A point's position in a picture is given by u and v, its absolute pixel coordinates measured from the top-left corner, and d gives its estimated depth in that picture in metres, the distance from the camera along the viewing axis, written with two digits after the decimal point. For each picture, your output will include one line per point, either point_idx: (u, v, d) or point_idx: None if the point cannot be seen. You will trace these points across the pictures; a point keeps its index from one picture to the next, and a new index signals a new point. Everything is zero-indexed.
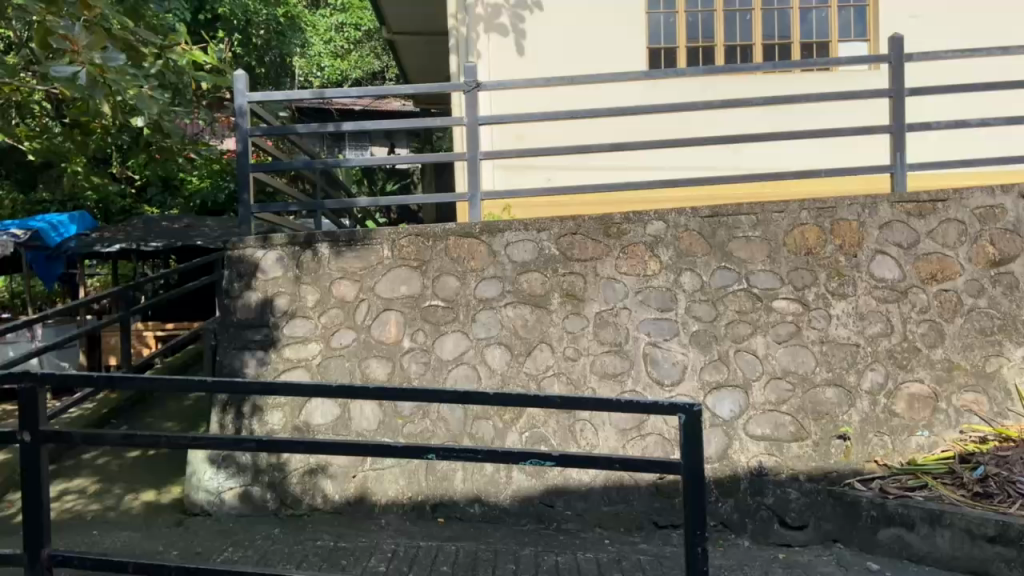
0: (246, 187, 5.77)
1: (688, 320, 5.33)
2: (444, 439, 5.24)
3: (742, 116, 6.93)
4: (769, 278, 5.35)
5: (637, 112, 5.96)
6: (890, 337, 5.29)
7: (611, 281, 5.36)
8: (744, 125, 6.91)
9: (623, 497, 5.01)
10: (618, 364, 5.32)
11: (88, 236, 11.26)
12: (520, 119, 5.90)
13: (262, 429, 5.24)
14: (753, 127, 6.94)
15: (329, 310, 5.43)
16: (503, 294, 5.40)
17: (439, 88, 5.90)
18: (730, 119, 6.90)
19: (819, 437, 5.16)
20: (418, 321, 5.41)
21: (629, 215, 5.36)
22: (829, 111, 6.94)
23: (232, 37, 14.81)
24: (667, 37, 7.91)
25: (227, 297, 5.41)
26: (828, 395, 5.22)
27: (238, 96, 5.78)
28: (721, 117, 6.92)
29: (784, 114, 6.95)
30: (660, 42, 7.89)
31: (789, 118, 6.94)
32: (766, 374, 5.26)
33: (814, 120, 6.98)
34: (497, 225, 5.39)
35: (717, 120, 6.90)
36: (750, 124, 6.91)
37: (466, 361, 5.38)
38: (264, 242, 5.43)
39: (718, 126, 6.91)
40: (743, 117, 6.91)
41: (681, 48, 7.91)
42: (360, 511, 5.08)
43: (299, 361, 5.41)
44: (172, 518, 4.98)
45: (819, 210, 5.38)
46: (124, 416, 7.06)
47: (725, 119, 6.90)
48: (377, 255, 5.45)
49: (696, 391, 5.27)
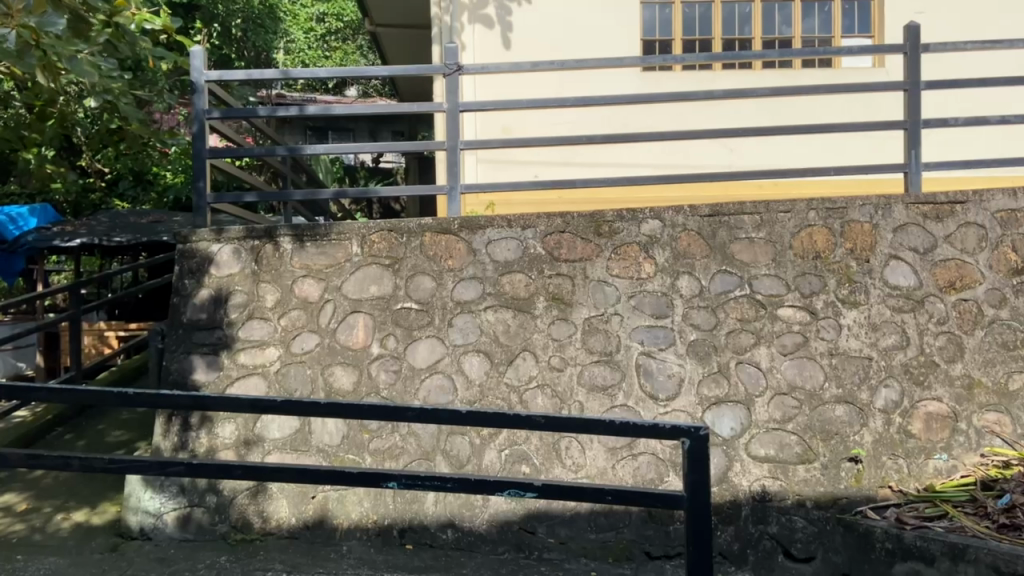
0: (202, 174, 5.25)
1: (686, 328, 4.85)
2: (414, 457, 4.71)
3: (737, 108, 6.54)
4: (773, 283, 4.89)
5: (631, 102, 5.48)
6: (905, 350, 4.84)
7: (601, 283, 4.88)
8: (741, 120, 6.50)
9: (611, 524, 4.52)
10: (608, 376, 4.81)
11: (49, 229, 10.66)
12: (507, 107, 5.38)
13: (211, 443, 4.71)
14: (750, 120, 6.52)
15: (291, 312, 4.91)
16: (483, 296, 4.90)
17: (417, 71, 5.39)
18: (726, 112, 6.51)
19: (828, 460, 4.68)
20: (389, 326, 4.90)
21: (621, 212, 4.90)
22: (832, 104, 6.52)
23: (210, 29, 14.29)
24: (662, 30, 7.44)
25: (177, 294, 4.89)
26: (838, 413, 4.75)
27: (194, 73, 5.25)
28: (716, 111, 6.52)
29: (784, 108, 6.54)
30: (655, 34, 7.42)
31: (787, 112, 6.52)
32: (770, 389, 4.78)
33: (819, 117, 6.53)
34: (477, 221, 4.91)
35: (712, 113, 6.51)
36: (746, 119, 6.50)
37: (440, 370, 4.86)
38: (219, 235, 4.92)
39: (713, 120, 6.51)
40: (739, 110, 6.51)
41: (677, 42, 7.45)
42: (319, 537, 4.56)
43: (254, 368, 4.87)
44: (106, 542, 4.43)
45: (828, 211, 4.94)
46: (70, 423, 6.50)
47: (720, 112, 6.52)
48: (345, 252, 4.95)
49: (694, 406, 4.77)
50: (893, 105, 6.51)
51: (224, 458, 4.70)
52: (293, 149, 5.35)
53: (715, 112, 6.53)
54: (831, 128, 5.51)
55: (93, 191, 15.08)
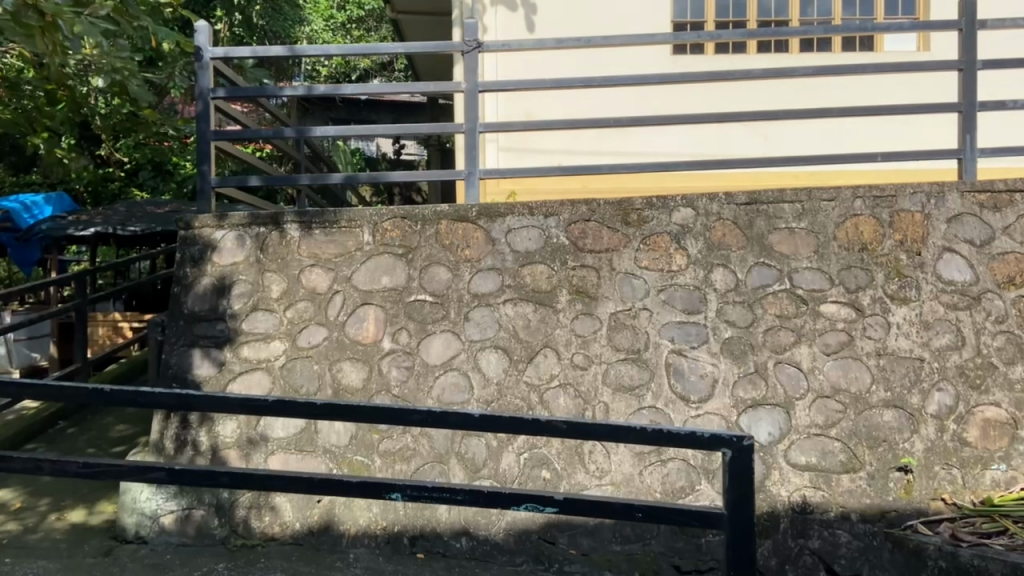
0: (207, 158, 4.99)
1: (720, 324, 4.50)
2: (427, 460, 4.40)
3: (771, 89, 6.14)
4: (815, 277, 4.52)
5: (662, 81, 5.11)
6: (960, 351, 4.45)
7: (629, 276, 4.54)
8: (776, 103, 6.09)
9: (638, 535, 4.19)
10: (636, 375, 4.47)
11: (64, 218, 10.51)
12: (529, 87, 5.03)
13: (212, 443, 4.44)
14: (786, 104, 6.12)
15: (297, 303, 4.63)
16: (502, 288, 4.58)
17: (434, 47, 5.05)
18: (759, 93, 6.12)
19: (875, 469, 4.31)
20: (401, 319, 4.60)
21: (651, 200, 4.56)
22: (874, 87, 6.12)
23: (233, 18, 14.01)
24: (694, 11, 7.02)
25: (178, 283, 4.63)
26: (886, 419, 4.37)
27: (200, 50, 4.98)
28: (747, 91, 6.13)
29: (823, 89, 6.14)
30: (686, 16, 7.00)
31: (825, 95, 6.11)
32: (812, 392, 4.41)
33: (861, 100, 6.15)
34: (496, 208, 4.59)
35: (744, 94, 6.12)
36: (782, 102, 6.10)
37: (455, 368, 4.54)
38: (222, 221, 4.66)
39: (745, 100, 6.12)
40: (774, 91, 6.11)
41: (709, 24, 7.03)
42: (325, 543, 4.27)
43: (258, 362, 4.59)
44: (100, 545, 4.18)
45: (876, 199, 4.56)
46: (74, 417, 6.28)
47: (753, 93, 6.12)
48: (356, 240, 4.66)
49: (728, 409, 4.41)
50: (942, 88, 6.08)
51: (226, 458, 4.43)
52: (302, 131, 5.06)
53: (749, 93, 6.14)
54: (879, 110, 5.11)
55: (113, 180, 14.97)
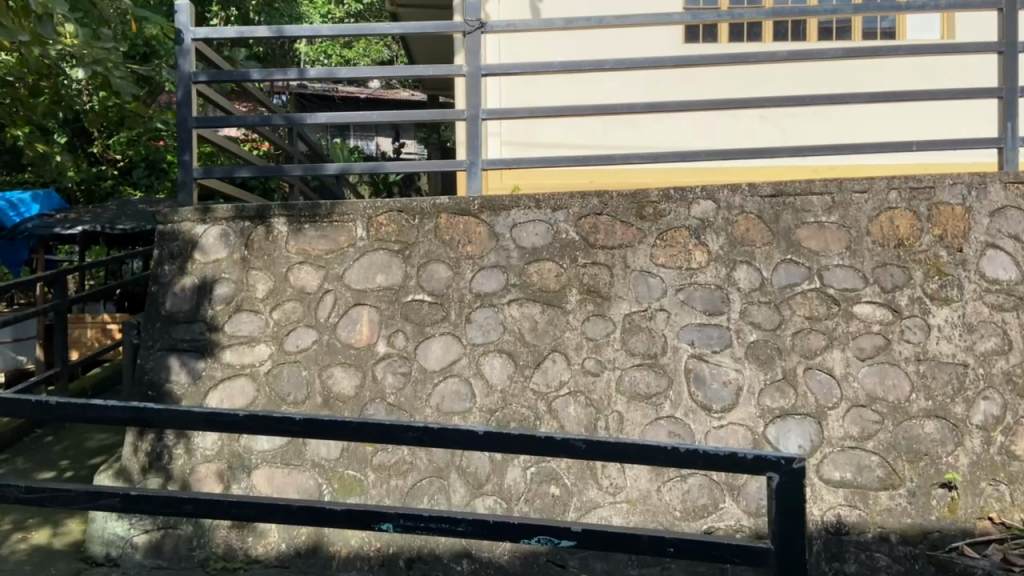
0: (188, 147, 4.62)
1: (744, 327, 4.13)
2: (425, 475, 4.01)
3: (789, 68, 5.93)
4: (848, 274, 4.15)
5: (679, 64, 4.74)
6: (1007, 356, 4.09)
7: (644, 274, 4.18)
8: (792, 85, 5.87)
9: (657, 559, 3.83)
10: (653, 383, 4.10)
11: (51, 216, 10.15)
12: (536, 70, 4.66)
13: (190, 456, 4.09)
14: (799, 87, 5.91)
15: (284, 303, 4.26)
16: (507, 287, 4.21)
17: (432, 26, 4.65)
18: (774, 74, 5.87)
19: (916, 486, 3.95)
20: (398, 321, 4.23)
21: (668, 192, 4.19)
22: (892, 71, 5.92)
23: (229, 12, 13.71)
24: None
25: (156, 283, 4.28)
26: (927, 431, 4.01)
27: (180, 31, 4.62)
28: (764, 72, 5.86)
29: (838, 71, 5.95)
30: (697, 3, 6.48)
31: (839, 79, 5.92)
32: (846, 401, 4.04)
33: (879, 82, 5.92)
34: (500, 201, 4.23)
35: (761, 76, 5.86)
36: (798, 84, 5.88)
37: (456, 374, 4.16)
38: (205, 214, 4.31)
39: (761, 82, 5.86)
40: (788, 72, 5.89)
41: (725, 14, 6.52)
42: (314, 567, 3.91)
43: (241, 368, 4.22)
44: (66, 569, 3.81)
45: (913, 190, 4.19)
46: (51, 424, 5.93)
47: (771, 73, 5.87)
48: (349, 235, 4.30)
49: (754, 419, 4.04)
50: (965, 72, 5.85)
51: (206, 473, 4.08)
52: (290, 118, 4.66)
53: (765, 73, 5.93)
54: (915, 97, 4.73)
55: (106, 178, 14.55)
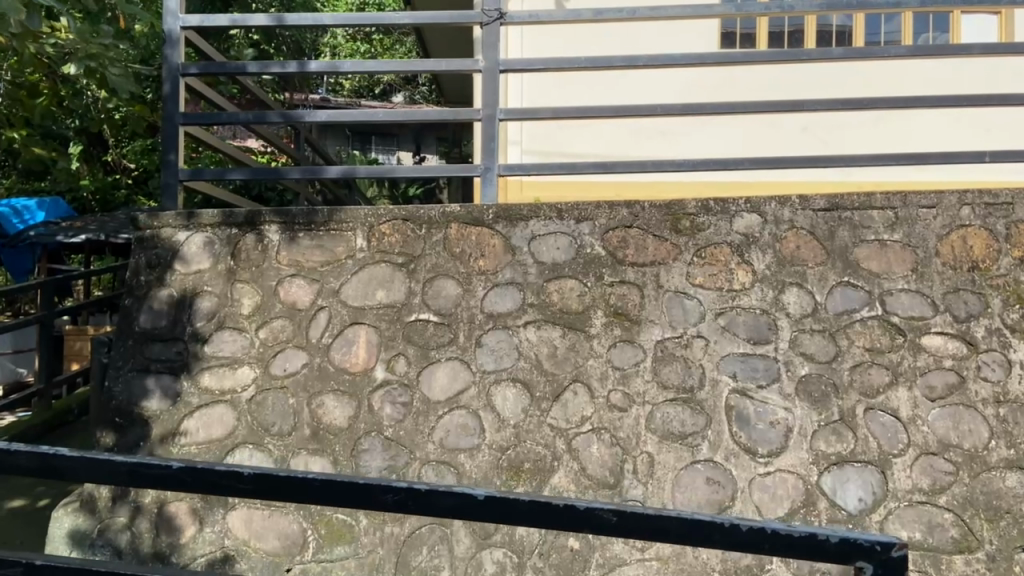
0: (174, 145, 4.17)
1: (794, 359, 3.60)
2: (426, 521, 3.49)
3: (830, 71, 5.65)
4: (914, 301, 3.63)
5: (721, 62, 4.24)
6: None
7: (680, 296, 3.68)
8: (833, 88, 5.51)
9: None
10: (689, 421, 3.55)
11: (57, 224, 9.82)
12: (560, 67, 4.19)
13: (160, 493, 3.64)
14: (842, 91, 5.59)
15: (273, 321, 3.79)
16: (523, 307, 3.72)
17: (449, 16, 4.19)
18: (813, 77, 5.54)
19: (997, 549, 3.38)
20: (399, 343, 3.74)
21: (707, 203, 3.71)
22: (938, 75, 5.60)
23: None
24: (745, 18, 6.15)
25: (131, 295, 3.84)
26: (1009, 484, 3.44)
27: (168, 17, 4.20)
28: (802, 74, 5.54)
29: (882, 72, 5.61)
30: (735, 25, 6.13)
31: (885, 83, 5.56)
32: (915, 448, 3.48)
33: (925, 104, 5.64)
34: (517, 210, 3.75)
35: (800, 79, 5.51)
36: (840, 88, 5.53)
37: (463, 406, 3.65)
38: (189, 220, 3.87)
39: (799, 86, 5.52)
40: (830, 75, 5.53)
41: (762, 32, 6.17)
42: None
43: (222, 394, 3.74)
44: None
45: (989, 207, 3.69)
46: None
47: (809, 77, 5.56)
48: (347, 246, 3.84)
49: (806, 466, 3.47)
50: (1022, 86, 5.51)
51: (176, 513, 3.63)
52: (288, 116, 4.19)
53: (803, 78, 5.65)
54: (992, 100, 4.18)
55: (120, 187, 14.23)
